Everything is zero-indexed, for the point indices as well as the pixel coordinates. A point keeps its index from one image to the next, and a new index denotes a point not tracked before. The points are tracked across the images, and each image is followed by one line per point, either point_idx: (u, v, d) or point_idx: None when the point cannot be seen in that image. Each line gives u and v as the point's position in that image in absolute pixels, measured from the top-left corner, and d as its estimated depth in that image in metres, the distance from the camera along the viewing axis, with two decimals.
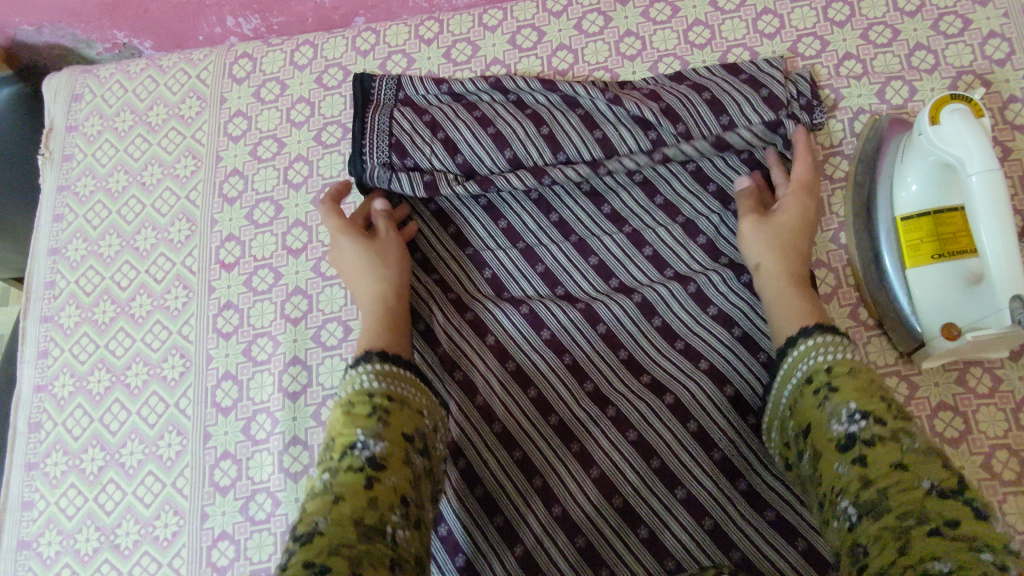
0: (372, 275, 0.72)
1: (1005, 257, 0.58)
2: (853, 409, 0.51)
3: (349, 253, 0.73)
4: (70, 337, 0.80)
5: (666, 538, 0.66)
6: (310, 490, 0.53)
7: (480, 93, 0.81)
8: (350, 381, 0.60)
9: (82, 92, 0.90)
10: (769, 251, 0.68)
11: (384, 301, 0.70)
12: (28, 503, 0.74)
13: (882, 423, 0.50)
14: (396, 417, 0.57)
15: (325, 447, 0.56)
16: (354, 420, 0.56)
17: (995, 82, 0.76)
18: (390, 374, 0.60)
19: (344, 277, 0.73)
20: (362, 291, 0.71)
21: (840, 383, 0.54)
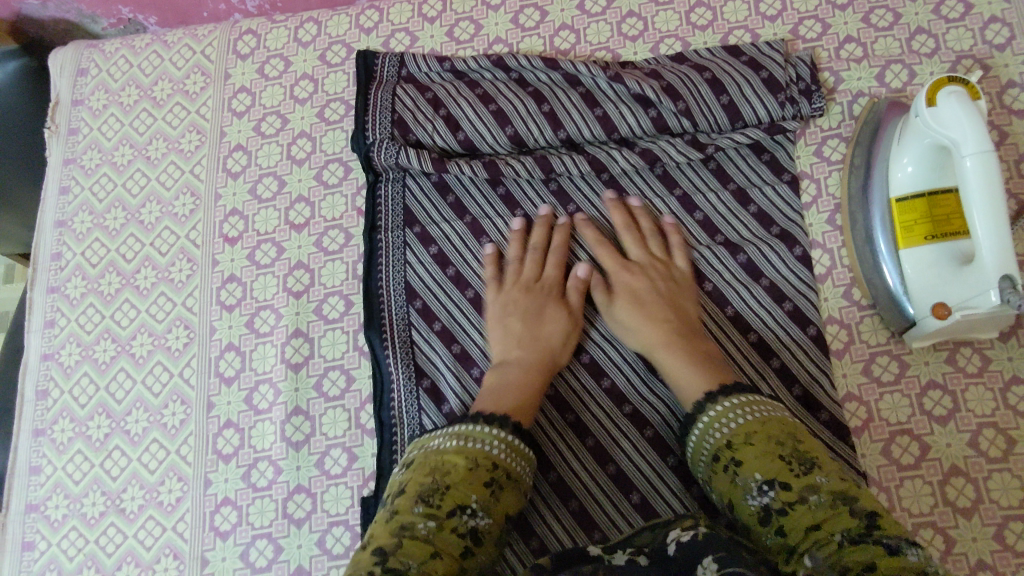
0: (533, 336, 0.70)
1: (997, 238, 0.59)
2: (760, 480, 0.52)
3: (519, 305, 0.72)
4: (76, 308, 0.81)
5: (658, 503, 0.68)
6: (403, 522, 0.51)
7: (483, 71, 0.82)
8: (471, 435, 0.59)
9: (88, 67, 0.90)
10: (643, 322, 0.69)
11: (532, 363, 0.69)
12: (36, 468, 0.76)
13: (788, 488, 0.51)
14: (505, 495, 0.56)
15: (423, 480, 0.55)
16: (470, 481, 0.55)
17: (995, 67, 0.76)
18: (515, 450, 0.60)
19: (498, 327, 0.72)
20: (513, 343, 0.71)
21: (744, 454, 0.55)
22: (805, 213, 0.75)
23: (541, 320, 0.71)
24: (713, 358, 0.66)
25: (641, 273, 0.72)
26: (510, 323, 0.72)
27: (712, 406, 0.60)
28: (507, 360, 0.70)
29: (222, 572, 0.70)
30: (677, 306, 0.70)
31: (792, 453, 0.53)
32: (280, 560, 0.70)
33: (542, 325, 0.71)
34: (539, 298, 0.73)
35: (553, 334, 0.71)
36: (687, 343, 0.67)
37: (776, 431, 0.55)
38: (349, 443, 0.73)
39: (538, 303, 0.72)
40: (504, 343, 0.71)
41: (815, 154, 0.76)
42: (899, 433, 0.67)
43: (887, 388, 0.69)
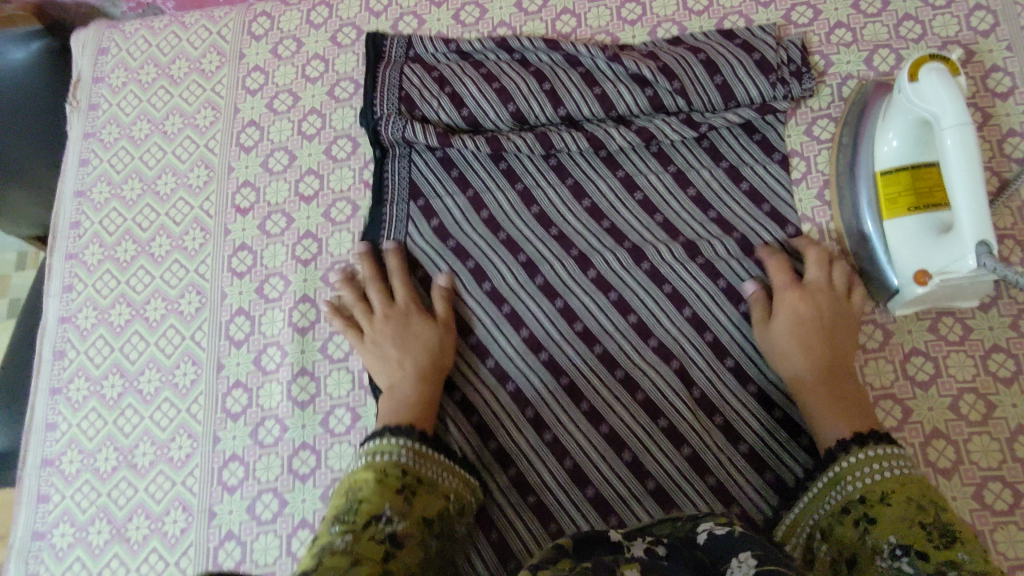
0: (405, 354, 0.73)
1: (975, 205, 0.62)
2: (893, 543, 0.52)
3: (385, 328, 0.75)
4: (93, 273, 0.85)
5: (649, 461, 0.71)
6: (322, 543, 0.52)
7: (487, 52, 0.85)
8: (380, 450, 0.63)
9: (109, 46, 0.94)
10: (800, 355, 0.68)
11: (421, 375, 0.72)
12: (52, 425, 0.79)
13: (924, 557, 0.50)
14: (418, 498, 0.60)
15: (340, 504, 0.57)
16: (380, 491, 0.58)
17: (979, 52, 0.79)
18: (421, 455, 0.64)
19: (372, 354, 0.74)
20: (393, 369, 0.72)
21: (880, 515, 0.55)
22: (795, 189, 0.78)
23: (406, 337, 0.74)
24: (858, 402, 0.66)
25: (815, 299, 0.70)
26: (384, 350, 0.74)
27: (844, 456, 0.61)
28: (393, 382, 0.72)
29: (229, 524, 0.73)
30: (829, 334, 0.69)
31: (933, 523, 0.52)
32: (285, 513, 0.73)
33: (410, 339, 0.74)
34: (398, 319, 0.75)
35: (427, 341, 0.74)
36: (836, 382, 0.67)
37: (915, 493, 0.55)
38: (352, 403, 0.76)
39: (398, 322, 0.75)
40: (386, 369, 0.73)
41: (805, 133, 0.79)
42: (882, 398, 0.70)
43: (871, 354, 0.71)
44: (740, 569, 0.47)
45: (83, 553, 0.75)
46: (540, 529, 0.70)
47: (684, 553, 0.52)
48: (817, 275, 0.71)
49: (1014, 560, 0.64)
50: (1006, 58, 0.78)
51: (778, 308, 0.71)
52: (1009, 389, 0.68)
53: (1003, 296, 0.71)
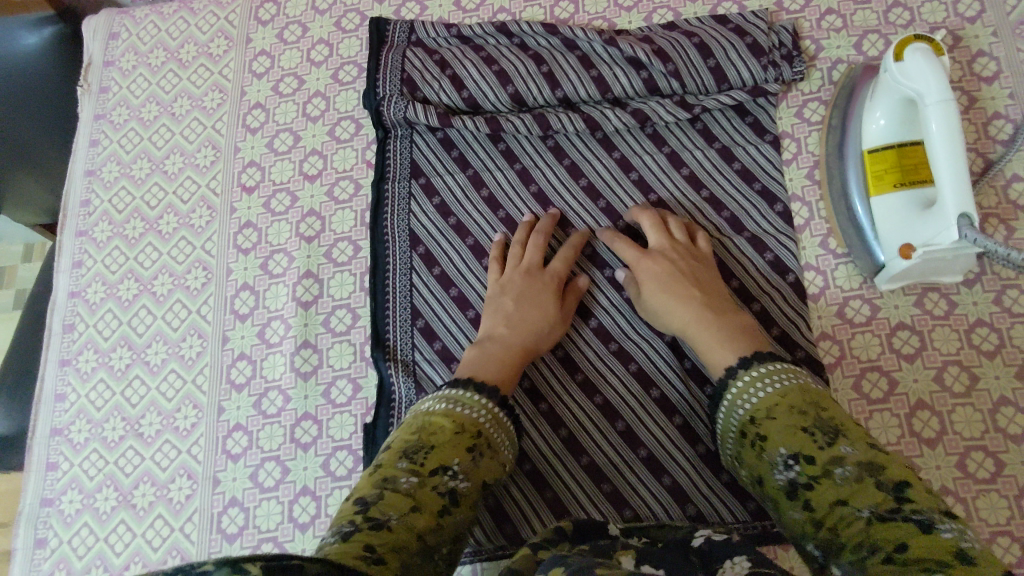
0: (519, 317, 0.73)
1: (958, 178, 0.64)
2: (784, 454, 0.55)
3: (513, 285, 0.75)
4: (102, 250, 0.87)
5: (641, 431, 0.73)
6: (386, 475, 0.56)
7: (487, 37, 0.87)
8: (461, 401, 0.64)
9: (119, 31, 0.97)
10: (674, 306, 0.70)
11: (517, 346, 0.72)
12: (61, 396, 0.81)
13: (812, 462, 0.53)
14: (486, 461, 0.61)
15: (410, 438, 0.60)
16: (457, 443, 0.60)
17: (966, 38, 0.81)
18: (497, 420, 0.65)
19: (492, 300, 0.76)
20: (501, 321, 0.74)
21: (767, 429, 0.57)
22: (786, 169, 0.80)
23: (528, 301, 0.74)
24: (745, 328, 0.68)
25: (663, 258, 0.73)
26: (503, 302, 0.75)
27: (735, 381, 0.63)
28: (493, 335, 0.73)
29: (233, 490, 0.75)
30: (699, 280, 0.72)
31: (812, 424, 0.55)
32: (287, 481, 0.75)
33: (530, 308, 0.74)
34: (533, 282, 0.75)
35: (540, 317, 0.74)
36: (720, 318, 0.69)
37: (797, 401, 0.58)
38: (354, 374, 0.78)
39: (531, 286, 0.75)
40: (494, 317, 0.74)
41: (795, 116, 0.81)
42: (869, 370, 0.72)
43: (859, 328, 0.73)
44: (732, 568, 0.48)
45: (90, 519, 0.76)
46: (535, 496, 0.72)
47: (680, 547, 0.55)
48: (659, 239, 0.75)
49: (996, 526, 0.66)
50: (991, 44, 0.80)
51: (641, 268, 0.74)
52: (992, 361, 0.70)
53: (986, 272, 0.73)
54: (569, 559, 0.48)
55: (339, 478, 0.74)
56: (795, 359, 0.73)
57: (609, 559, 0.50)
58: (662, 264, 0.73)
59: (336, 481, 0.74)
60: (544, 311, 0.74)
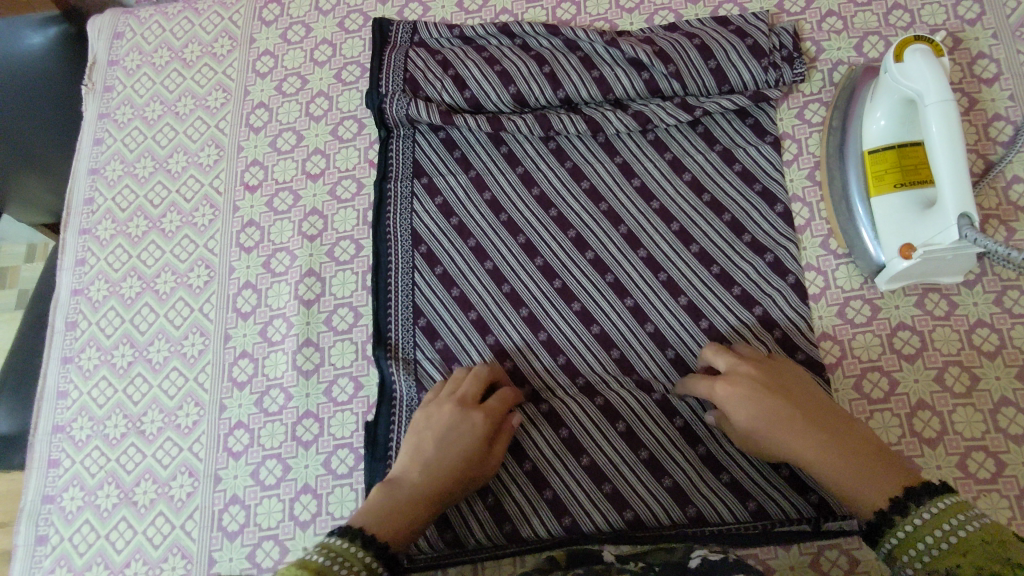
0: (444, 453, 0.66)
1: (958, 179, 0.64)
2: None
3: (441, 418, 0.68)
4: (106, 248, 0.87)
5: (642, 431, 0.72)
6: None
7: (489, 37, 0.88)
8: (342, 555, 0.55)
9: (124, 31, 0.98)
10: (779, 435, 0.62)
11: (435, 481, 0.64)
12: (63, 393, 0.82)
13: None
14: None
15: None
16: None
17: (966, 40, 0.81)
18: None
19: (417, 433, 0.68)
20: (418, 459, 0.66)
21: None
22: (787, 170, 0.80)
23: (454, 438, 0.67)
24: (866, 444, 0.60)
25: (741, 379, 0.65)
26: (428, 438, 0.67)
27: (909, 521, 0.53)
28: (403, 479, 0.64)
29: (234, 488, 0.75)
30: (796, 397, 0.64)
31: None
32: (288, 479, 0.75)
33: (456, 442, 0.66)
34: (463, 415, 0.68)
35: (464, 451, 0.66)
36: (837, 440, 0.60)
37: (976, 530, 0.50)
38: (355, 372, 0.78)
39: (460, 419, 0.68)
40: (410, 457, 0.66)
41: (796, 117, 0.82)
42: (870, 370, 0.72)
43: (859, 328, 0.73)
44: None
45: (92, 516, 0.76)
46: (535, 495, 0.72)
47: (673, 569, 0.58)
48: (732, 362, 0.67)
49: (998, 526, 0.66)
50: (991, 46, 0.81)
51: (723, 393, 0.65)
52: (993, 362, 0.70)
53: (987, 274, 0.73)
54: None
55: (340, 476, 0.74)
56: (796, 359, 0.73)
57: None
58: (747, 384, 0.64)
59: (337, 479, 0.74)
60: (469, 448, 0.66)
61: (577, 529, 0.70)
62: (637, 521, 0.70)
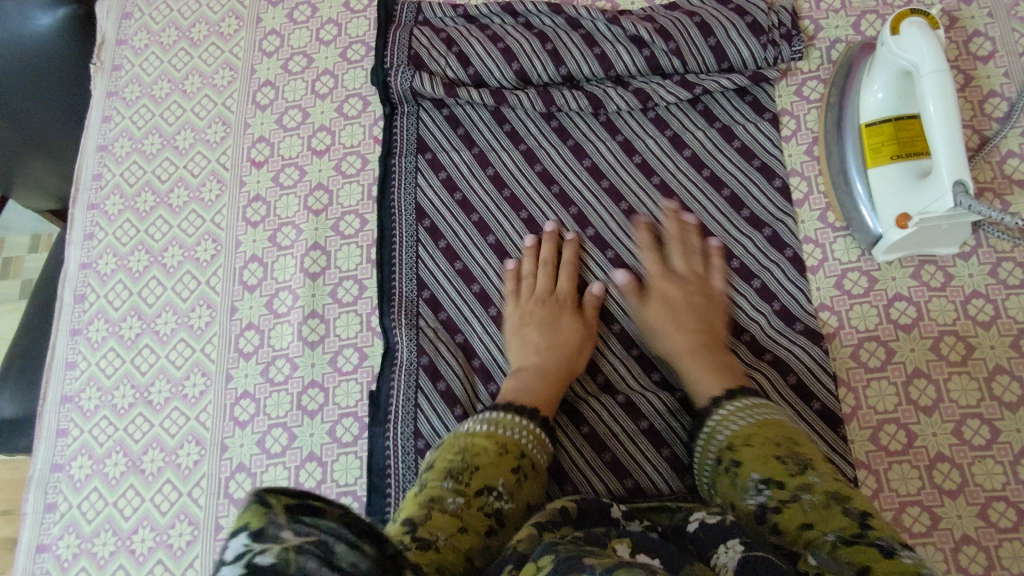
0: (552, 337, 0.73)
1: (952, 147, 0.65)
2: (756, 479, 0.54)
3: (534, 314, 0.75)
4: (114, 222, 0.88)
5: (641, 402, 0.73)
6: (432, 494, 0.54)
7: (493, 16, 0.89)
8: (502, 422, 0.62)
9: (133, 11, 0.99)
10: (671, 329, 0.72)
11: (557, 369, 0.71)
12: (72, 364, 0.83)
13: (782, 486, 0.53)
14: (529, 482, 0.59)
15: (451, 457, 0.58)
16: (498, 462, 0.58)
17: (962, 19, 0.83)
18: (537, 438, 0.63)
19: (516, 330, 0.75)
20: (528, 352, 0.73)
21: (742, 455, 0.57)
22: (785, 146, 0.81)
23: (554, 325, 0.74)
24: (729, 367, 0.68)
25: (678, 283, 0.75)
26: (526, 333, 0.74)
27: (717, 411, 0.63)
28: (524, 368, 0.72)
29: (239, 456, 0.76)
30: (705, 312, 0.73)
31: (787, 453, 0.55)
32: (293, 447, 0.76)
33: (559, 327, 0.74)
34: (554, 306, 0.76)
35: (569, 337, 0.74)
36: (712, 353, 0.70)
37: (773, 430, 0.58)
38: (360, 343, 0.79)
39: (550, 312, 0.75)
40: (519, 351, 0.74)
41: (795, 94, 0.83)
42: (866, 340, 0.73)
43: (856, 299, 0.74)
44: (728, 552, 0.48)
45: (100, 484, 0.78)
46: None
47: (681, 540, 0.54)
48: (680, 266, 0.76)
49: (992, 491, 0.67)
50: (987, 24, 0.82)
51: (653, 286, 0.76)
52: (987, 331, 0.72)
53: (982, 245, 0.74)
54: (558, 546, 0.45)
55: (346, 444, 0.75)
56: (796, 332, 0.74)
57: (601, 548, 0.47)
58: (672, 288, 0.75)
59: (342, 447, 0.75)
60: (572, 328, 0.74)
61: (578, 496, 0.71)
62: (638, 489, 0.71)
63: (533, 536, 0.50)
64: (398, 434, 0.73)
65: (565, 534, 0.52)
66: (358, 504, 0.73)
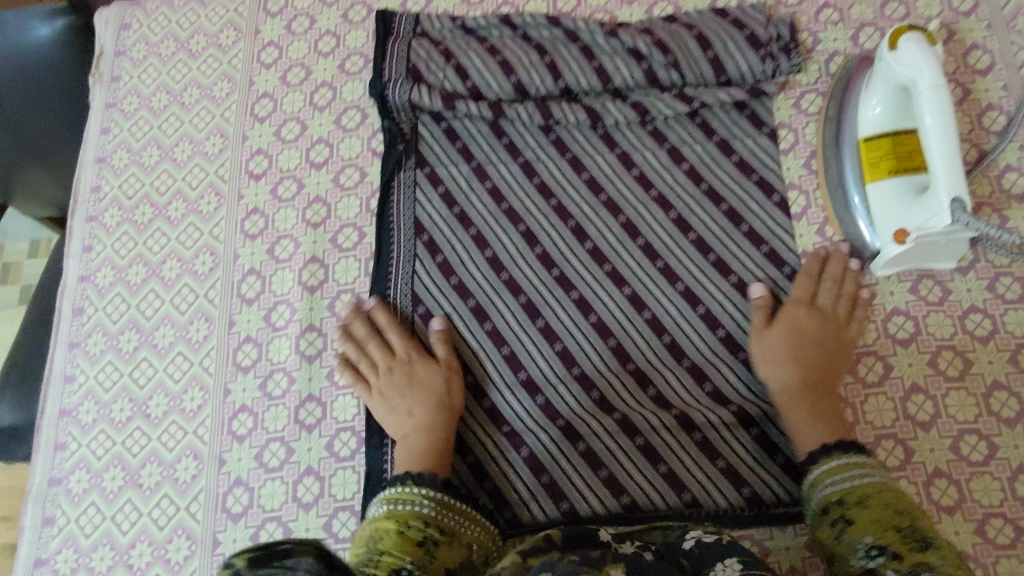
0: (416, 390, 0.74)
1: (950, 164, 0.65)
2: (868, 543, 0.54)
3: (393, 379, 0.75)
4: (112, 235, 0.89)
5: (637, 417, 0.74)
6: None
7: (491, 28, 0.89)
8: (401, 500, 0.63)
9: (131, 22, 0.99)
10: (787, 362, 0.70)
11: (436, 415, 0.72)
12: (70, 377, 0.83)
13: (898, 558, 0.52)
14: (443, 550, 0.59)
15: (361, 550, 0.58)
16: (404, 542, 0.58)
17: (960, 31, 0.83)
18: (445, 505, 0.64)
19: (384, 399, 0.75)
20: (404, 415, 0.73)
21: (854, 515, 0.57)
22: (783, 159, 0.81)
23: (415, 380, 0.74)
24: (835, 416, 0.68)
25: (821, 317, 0.72)
26: (392, 399, 0.74)
27: (818, 462, 0.64)
28: (410, 431, 0.72)
29: (238, 471, 0.77)
30: (829, 355, 0.71)
31: (909, 528, 0.54)
32: (291, 461, 0.76)
33: (419, 379, 0.74)
34: (408, 364, 0.76)
35: (433, 382, 0.74)
36: (819, 398, 0.69)
37: (891, 499, 0.57)
38: None
39: (405, 371, 0.75)
40: (394, 417, 0.74)
41: (793, 107, 0.83)
42: (864, 354, 0.73)
43: (854, 314, 0.75)
44: (724, 571, 0.50)
45: (98, 498, 0.78)
46: (532, 480, 0.73)
47: (673, 553, 0.55)
48: (826, 299, 0.73)
49: (990, 507, 0.67)
50: (985, 37, 0.82)
51: (789, 312, 0.73)
52: (986, 347, 0.71)
53: (980, 260, 0.74)
54: (556, 567, 0.46)
55: (343, 458, 0.75)
56: None
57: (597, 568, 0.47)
58: (811, 322, 0.72)
59: (340, 462, 0.75)
60: (429, 374, 0.75)
61: (575, 513, 0.71)
62: (635, 506, 0.71)
63: (519, 562, 0.50)
64: (394, 453, 0.74)
65: (567, 554, 0.52)
66: (355, 520, 0.73)
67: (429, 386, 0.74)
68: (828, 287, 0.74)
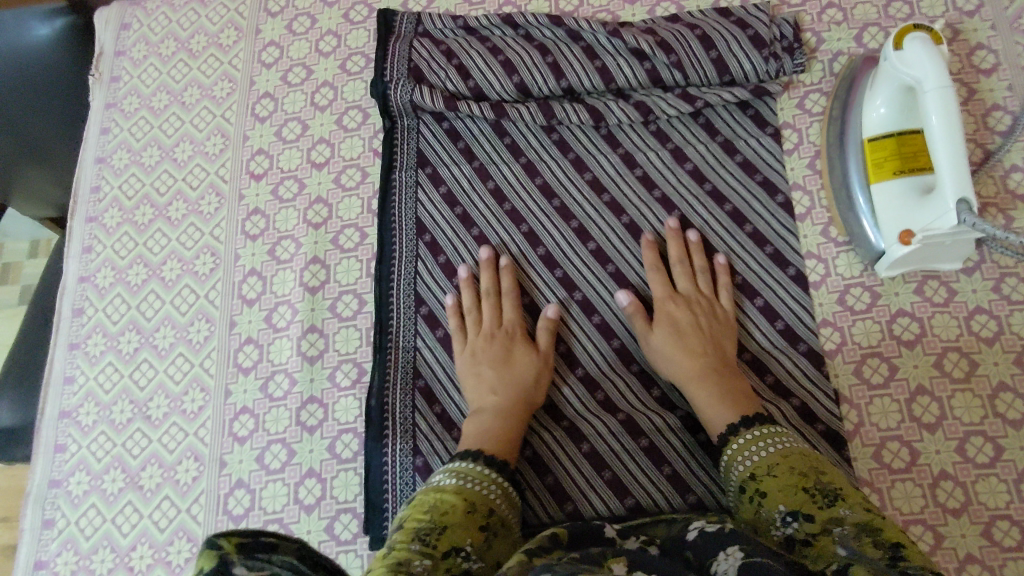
0: (510, 374, 0.73)
1: (955, 164, 0.65)
2: (783, 511, 0.54)
3: (490, 351, 0.74)
4: (112, 236, 0.88)
5: (641, 419, 0.73)
6: (399, 555, 0.50)
7: (493, 28, 0.89)
8: (471, 475, 0.61)
9: (131, 22, 0.99)
10: (677, 351, 0.71)
11: (514, 405, 0.71)
12: (70, 378, 0.83)
13: (811, 519, 0.52)
14: (499, 541, 0.57)
15: (424, 514, 0.56)
16: (468, 521, 0.56)
17: (964, 31, 0.82)
18: (507, 496, 0.62)
19: (473, 369, 0.74)
20: (487, 390, 0.72)
21: (766, 486, 0.56)
22: (787, 159, 0.81)
23: (510, 362, 0.73)
24: (741, 389, 0.68)
25: (687, 304, 0.74)
26: (483, 371, 0.73)
27: (735, 438, 0.62)
28: (485, 409, 0.71)
29: (239, 473, 0.76)
30: (717, 333, 0.72)
31: (815, 486, 0.54)
32: (293, 463, 0.76)
33: (514, 363, 0.73)
34: (505, 341, 0.75)
35: (527, 372, 0.73)
36: (722, 374, 0.69)
37: (797, 460, 0.57)
38: (359, 359, 0.78)
39: (505, 347, 0.75)
40: (480, 390, 0.73)
41: (797, 107, 0.82)
42: (869, 356, 0.73)
43: (859, 315, 0.74)
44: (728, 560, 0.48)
45: (98, 500, 0.77)
46: (536, 481, 0.72)
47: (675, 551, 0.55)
48: (687, 286, 0.76)
49: (996, 509, 0.66)
50: (990, 37, 0.81)
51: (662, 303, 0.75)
52: (991, 348, 0.71)
53: (986, 261, 0.73)
54: (555, 567, 0.44)
55: (345, 460, 0.75)
56: (799, 351, 0.74)
57: (596, 566, 0.46)
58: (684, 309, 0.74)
59: (341, 464, 0.75)
60: (525, 362, 0.74)
61: (579, 515, 0.71)
62: (639, 508, 0.70)
63: (523, 562, 0.50)
64: (396, 450, 0.73)
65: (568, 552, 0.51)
66: (358, 522, 0.73)
67: (522, 375, 0.73)
68: (700, 274, 0.76)
